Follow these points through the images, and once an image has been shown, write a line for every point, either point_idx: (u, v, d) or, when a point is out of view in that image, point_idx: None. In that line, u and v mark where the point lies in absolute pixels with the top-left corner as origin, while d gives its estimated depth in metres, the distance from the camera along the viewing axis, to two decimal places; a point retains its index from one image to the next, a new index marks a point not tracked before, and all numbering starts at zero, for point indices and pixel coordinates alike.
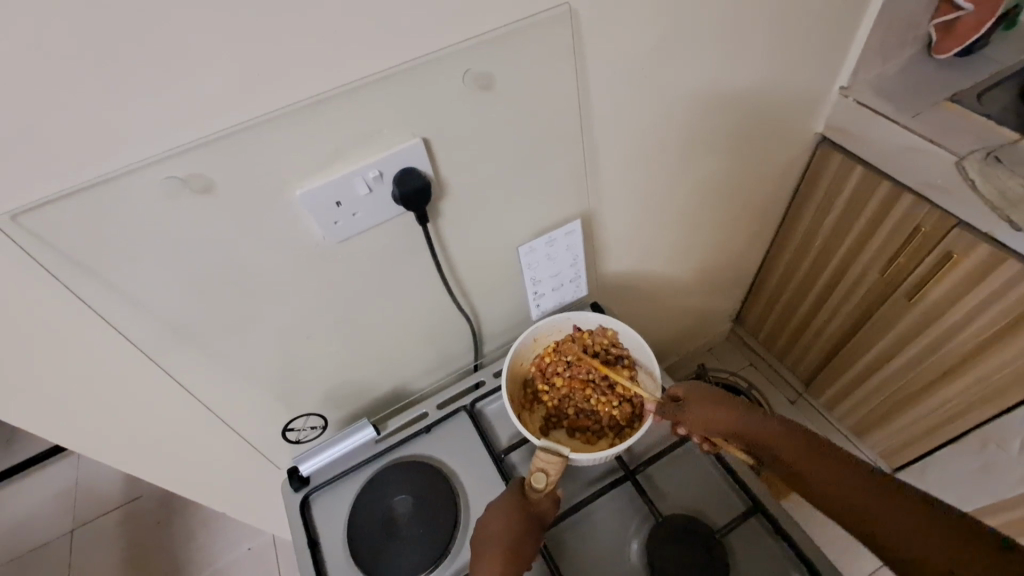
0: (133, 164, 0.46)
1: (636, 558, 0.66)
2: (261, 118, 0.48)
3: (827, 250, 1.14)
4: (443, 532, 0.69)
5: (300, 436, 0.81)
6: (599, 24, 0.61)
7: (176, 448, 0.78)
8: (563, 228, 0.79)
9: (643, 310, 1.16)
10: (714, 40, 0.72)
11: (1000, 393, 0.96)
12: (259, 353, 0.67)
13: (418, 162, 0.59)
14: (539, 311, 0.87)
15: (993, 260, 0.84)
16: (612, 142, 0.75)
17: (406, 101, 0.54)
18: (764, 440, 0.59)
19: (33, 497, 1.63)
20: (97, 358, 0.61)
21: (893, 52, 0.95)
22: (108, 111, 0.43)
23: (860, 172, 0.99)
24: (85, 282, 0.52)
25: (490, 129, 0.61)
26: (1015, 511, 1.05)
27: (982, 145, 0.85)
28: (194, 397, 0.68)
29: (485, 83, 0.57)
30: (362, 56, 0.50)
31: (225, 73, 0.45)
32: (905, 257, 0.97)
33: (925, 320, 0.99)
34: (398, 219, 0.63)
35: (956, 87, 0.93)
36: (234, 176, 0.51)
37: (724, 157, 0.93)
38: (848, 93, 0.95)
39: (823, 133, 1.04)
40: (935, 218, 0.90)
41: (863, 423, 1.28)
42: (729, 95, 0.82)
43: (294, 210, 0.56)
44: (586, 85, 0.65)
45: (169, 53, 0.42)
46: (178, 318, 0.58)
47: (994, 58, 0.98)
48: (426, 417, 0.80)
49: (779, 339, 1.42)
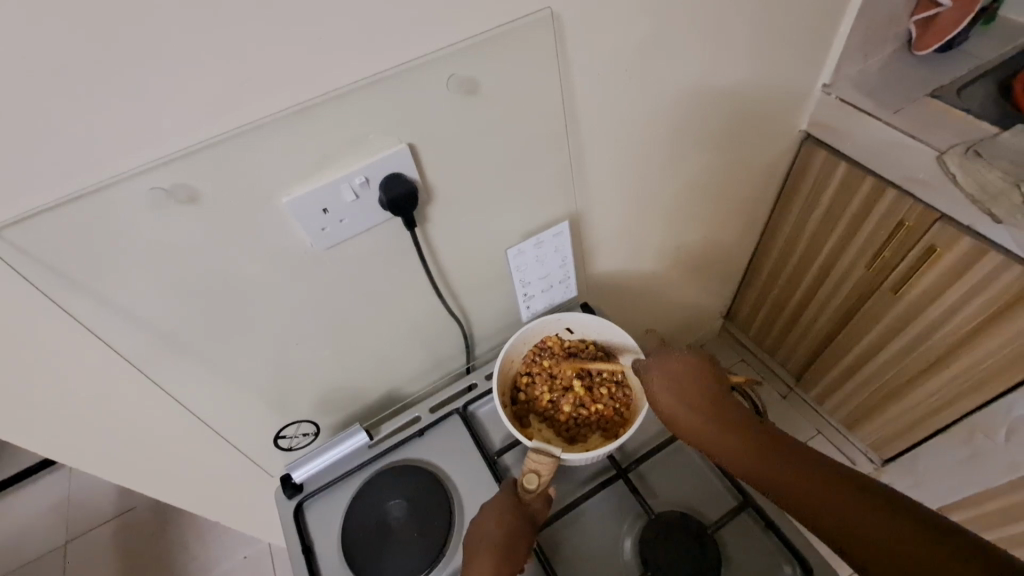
0: (119, 175, 0.46)
1: (629, 555, 0.66)
2: (248, 128, 0.49)
3: (814, 246, 1.16)
4: (438, 534, 0.69)
5: (293, 443, 0.81)
6: (582, 28, 0.61)
7: (169, 457, 0.78)
8: (552, 229, 0.79)
9: (634, 310, 1.18)
10: (698, 39, 0.73)
11: (984, 384, 0.97)
12: (250, 362, 0.67)
13: (404, 168, 0.59)
14: (529, 313, 0.87)
15: (975, 253, 0.86)
16: (598, 143, 0.75)
17: (391, 107, 0.54)
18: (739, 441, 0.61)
19: (28, 510, 1.61)
20: (89, 371, 0.61)
21: (874, 48, 0.96)
22: (93, 124, 0.43)
23: (844, 168, 1.00)
24: (71, 292, 0.51)
25: (476, 133, 0.62)
26: (1002, 499, 1.07)
27: (963, 139, 0.85)
28: (184, 406, 0.68)
29: (470, 88, 0.58)
30: (347, 64, 0.50)
31: (211, 86, 0.45)
32: (891, 250, 0.99)
33: (912, 313, 1.01)
34: (386, 225, 0.63)
35: (936, 83, 0.95)
36: (220, 185, 0.51)
37: (711, 154, 0.94)
38: (830, 91, 0.96)
39: (806, 130, 1.05)
40: (918, 213, 0.91)
41: (851, 417, 1.30)
42: (714, 92, 0.82)
43: (280, 218, 0.56)
44: (571, 87, 0.66)
45: (152, 66, 0.42)
46: (167, 327, 0.58)
47: (972, 54, 1.00)
48: (419, 420, 0.80)
49: (770, 335, 1.43)
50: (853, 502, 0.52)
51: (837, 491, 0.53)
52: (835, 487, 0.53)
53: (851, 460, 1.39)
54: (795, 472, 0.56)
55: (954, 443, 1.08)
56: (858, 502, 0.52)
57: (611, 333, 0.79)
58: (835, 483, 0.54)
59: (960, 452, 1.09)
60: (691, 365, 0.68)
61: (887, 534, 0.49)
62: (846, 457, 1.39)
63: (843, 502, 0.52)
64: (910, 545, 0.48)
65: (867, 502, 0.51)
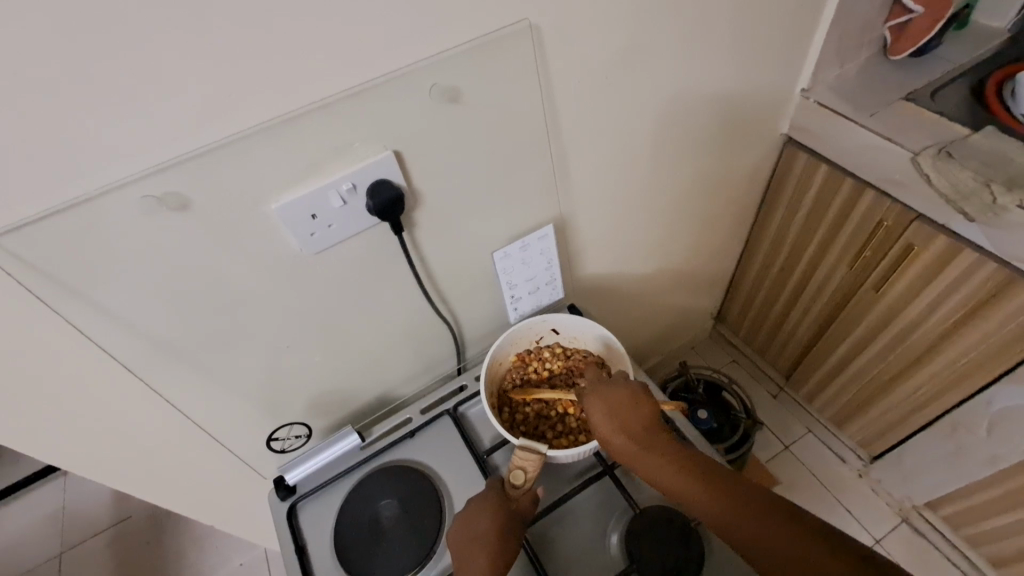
0: (112, 184, 0.48)
1: (616, 551, 0.67)
2: (237, 139, 0.51)
3: (799, 247, 1.18)
4: (428, 533, 0.70)
5: (286, 445, 0.82)
6: (560, 38, 0.63)
7: (164, 460, 0.79)
8: (536, 232, 0.81)
9: (623, 311, 1.20)
10: (675, 47, 0.75)
11: (963, 379, 0.99)
12: (243, 366, 0.68)
13: (390, 174, 0.61)
14: (517, 315, 0.89)
15: (951, 251, 0.88)
16: (581, 149, 0.77)
17: (376, 117, 0.56)
18: (664, 479, 0.63)
19: (24, 521, 1.61)
20: (85, 374, 0.62)
21: (851, 54, 0.99)
22: (85, 135, 0.45)
23: (825, 170, 1.03)
24: (66, 297, 0.53)
25: (460, 140, 0.64)
26: (986, 493, 1.08)
27: (935, 140, 0.88)
28: (177, 409, 0.69)
29: (452, 96, 0.60)
30: (331, 75, 0.52)
31: (203, 99, 0.47)
32: (872, 250, 1.01)
33: (894, 310, 1.03)
34: (374, 229, 0.65)
35: (911, 87, 0.97)
36: (210, 192, 0.52)
37: (692, 158, 0.96)
38: (808, 95, 0.99)
39: (786, 133, 1.08)
40: (896, 213, 0.94)
41: (839, 415, 1.32)
42: (693, 100, 0.85)
43: (270, 223, 0.57)
44: (551, 94, 0.68)
45: (142, 79, 0.44)
46: (159, 331, 0.59)
47: (945, 58, 1.03)
48: (409, 422, 0.81)
49: (759, 335, 1.45)
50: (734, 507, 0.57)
51: (717, 498, 0.58)
52: (716, 494, 0.58)
53: (840, 458, 1.42)
54: (699, 487, 0.60)
55: (938, 438, 1.10)
56: (734, 504, 0.57)
57: (600, 334, 0.80)
58: (722, 491, 0.59)
59: (944, 448, 1.10)
60: (624, 401, 0.69)
61: (761, 531, 0.54)
62: (836, 454, 1.42)
63: (722, 508, 0.57)
64: (771, 538, 0.53)
65: (741, 504, 0.57)
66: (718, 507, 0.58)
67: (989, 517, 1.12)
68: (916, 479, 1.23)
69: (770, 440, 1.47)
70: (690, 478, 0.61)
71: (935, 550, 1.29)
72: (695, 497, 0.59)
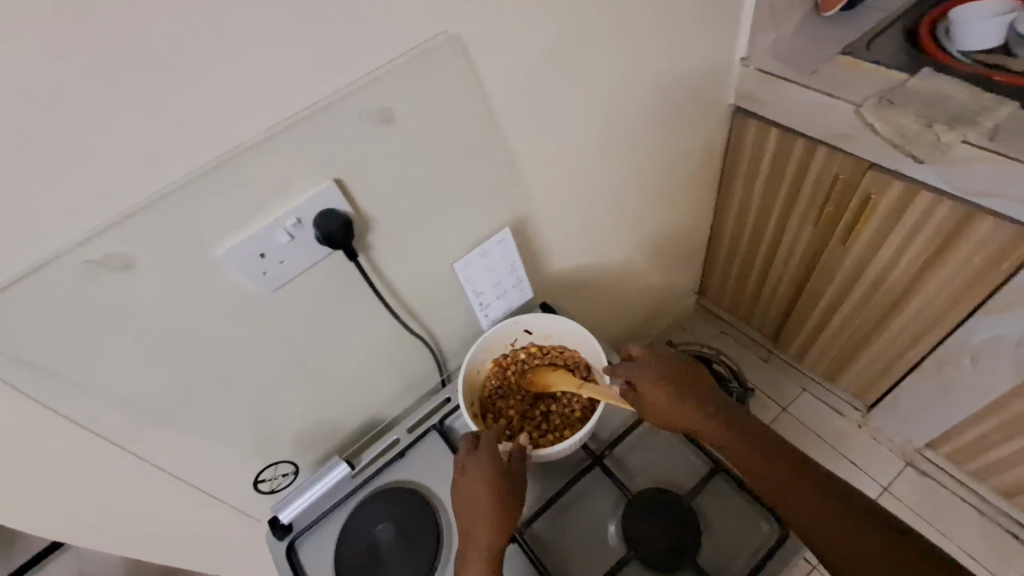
0: (47, 255, 0.48)
1: (614, 540, 0.67)
2: (168, 191, 0.50)
3: (763, 212, 1.19)
4: (428, 551, 0.70)
5: (274, 485, 0.81)
6: (485, 44, 0.64)
7: (154, 519, 0.78)
8: (495, 237, 0.81)
9: (600, 300, 1.20)
10: (605, 36, 0.76)
11: (940, 318, 1.00)
12: (218, 413, 0.68)
13: (333, 203, 0.61)
14: (490, 322, 0.89)
15: (908, 194, 0.90)
16: (528, 148, 0.78)
17: (309, 149, 0.56)
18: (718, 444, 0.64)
19: None
20: (56, 446, 0.61)
21: (784, 16, 1.00)
22: (12, 210, 0.45)
23: (776, 133, 1.04)
24: (20, 371, 0.53)
25: (399, 157, 0.64)
26: (981, 426, 1.10)
27: (875, 89, 0.89)
28: (157, 466, 0.69)
29: (384, 116, 0.60)
30: (255, 114, 0.52)
31: (127, 157, 0.48)
32: (833, 204, 1.02)
33: (864, 259, 1.04)
34: (328, 259, 0.65)
35: (847, 40, 0.98)
36: (150, 247, 0.52)
37: (644, 140, 0.97)
38: (748, 63, 1.00)
39: (734, 102, 1.08)
40: (850, 164, 0.95)
41: (830, 370, 1.32)
42: (633, 84, 0.85)
43: (217, 267, 0.57)
44: (486, 99, 0.68)
45: (59, 146, 0.44)
46: (125, 392, 0.59)
47: (877, 7, 1.04)
48: (398, 442, 0.81)
49: (742, 304, 1.46)
50: (782, 472, 0.60)
51: (771, 462, 0.61)
52: (771, 460, 0.61)
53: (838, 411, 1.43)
54: (753, 454, 0.62)
55: (927, 379, 1.11)
56: (783, 467, 0.60)
57: (570, 329, 0.80)
58: (775, 458, 0.61)
59: (935, 388, 1.11)
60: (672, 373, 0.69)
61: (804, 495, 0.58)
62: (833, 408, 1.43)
63: (775, 470, 0.60)
64: (816, 502, 0.57)
65: (792, 470, 0.60)
66: (772, 473, 0.60)
67: (989, 449, 1.13)
68: (913, 422, 1.24)
69: (767, 404, 1.48)
70: (743, 447, 0.63)
71: (944, 488, 1.30)
72: (751, 464, 0.62)
